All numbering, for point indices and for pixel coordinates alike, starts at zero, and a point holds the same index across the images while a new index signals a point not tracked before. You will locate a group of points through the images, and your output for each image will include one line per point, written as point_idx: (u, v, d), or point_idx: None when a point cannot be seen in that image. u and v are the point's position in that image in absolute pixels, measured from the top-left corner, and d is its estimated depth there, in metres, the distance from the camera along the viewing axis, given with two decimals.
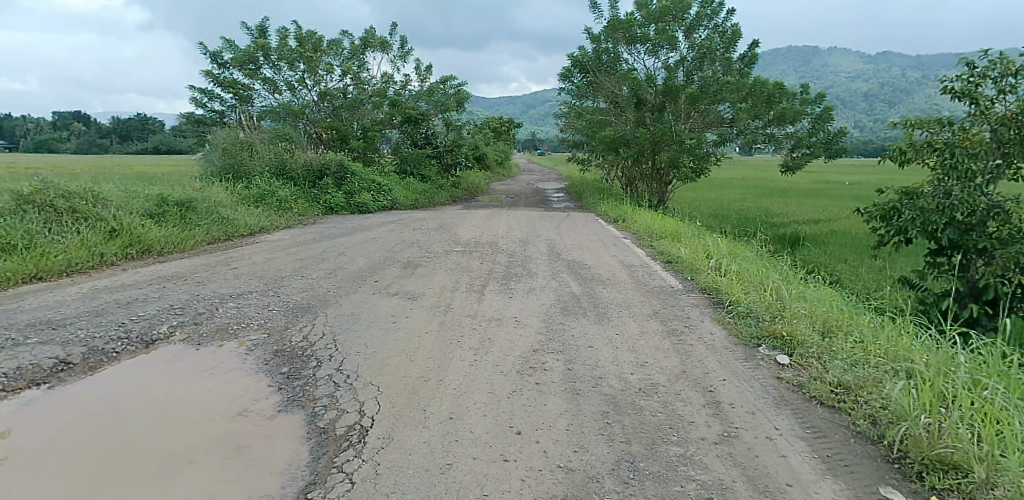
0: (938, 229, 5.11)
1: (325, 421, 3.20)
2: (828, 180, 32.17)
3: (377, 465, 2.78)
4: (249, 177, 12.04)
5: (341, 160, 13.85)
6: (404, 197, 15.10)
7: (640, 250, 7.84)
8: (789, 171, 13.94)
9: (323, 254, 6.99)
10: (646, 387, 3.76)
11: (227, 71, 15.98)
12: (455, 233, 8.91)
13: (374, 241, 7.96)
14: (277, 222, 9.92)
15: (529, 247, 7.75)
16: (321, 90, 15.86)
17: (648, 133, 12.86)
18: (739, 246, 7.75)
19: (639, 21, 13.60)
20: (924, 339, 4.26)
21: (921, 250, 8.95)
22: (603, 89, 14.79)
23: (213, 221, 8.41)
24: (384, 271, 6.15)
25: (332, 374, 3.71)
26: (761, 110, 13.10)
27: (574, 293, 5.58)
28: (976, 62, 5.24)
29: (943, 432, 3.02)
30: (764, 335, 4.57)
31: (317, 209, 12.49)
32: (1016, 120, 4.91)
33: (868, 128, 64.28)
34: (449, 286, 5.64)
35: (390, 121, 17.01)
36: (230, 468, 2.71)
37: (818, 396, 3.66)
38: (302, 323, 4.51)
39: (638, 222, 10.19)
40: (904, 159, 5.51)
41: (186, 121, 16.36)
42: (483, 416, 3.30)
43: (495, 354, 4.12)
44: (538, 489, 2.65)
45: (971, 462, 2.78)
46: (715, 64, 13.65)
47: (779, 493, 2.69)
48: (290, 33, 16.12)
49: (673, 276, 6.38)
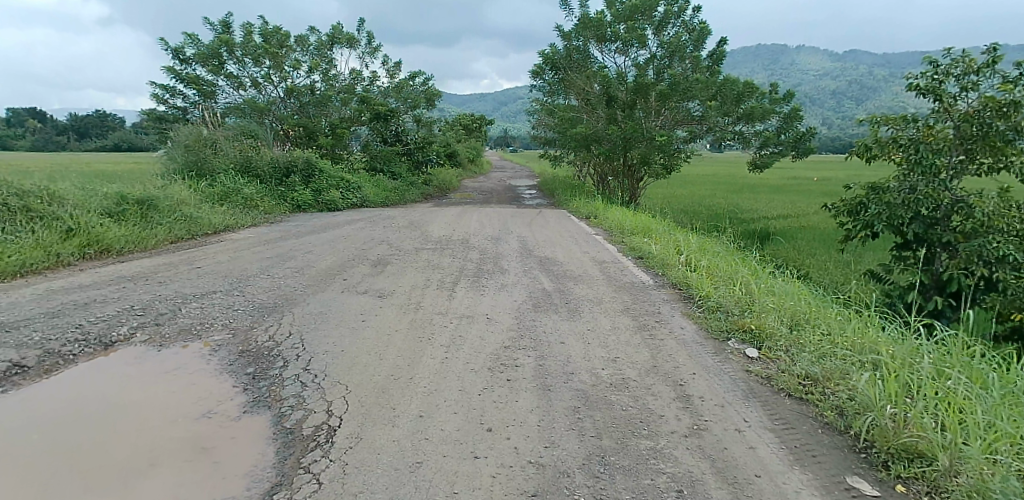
0: (904, 223, 5.19)
1: (291, 421, 3.16)
2: (795, 176, 32.68)
3: (345, 464, 2.75)
4: (214, 175, 11.83)
5: (308, 157, 13.75)
6: (374, 195, 15.03)
7: (611, 246, 7.88)
8: (758, 169, 14.03)
9: (289, 252, 6.89)
10: (616, 381, 3.78)
11: (191, 67, 15.72)
12: (425, 230, 8.88)
13: (342, 239, 7.88)
14: (243, 221, 9.75)
15: (500, 244, 7.74)
16: (288, 86, 15.85)
17: (618, 130, 12.94)
18: (710, 241, 7.81)
19: (608, 20, 13.67)
20: (890, 331, 4.34)
21: (885, 243, 9.14)
22: (574, 86, 14.85)
23: (176, 219, 8.26)
24: (353, 270, 6.08)
25: (299, 374, 3.65)
26: (729, 108, 13.26)
27: (545, 289, 5.59)
28: (939, 60, 5.29)
29: (908, 421, 3.08)
30: (734, 328, 4.62)
31: (284, 207, 12.33)
32: (978, 117, 5.00)
33: (836, 125, 65.54)
34: (419, 283, 5.60)
35: (359, 117, 17.04)
36: (195, 470, 2.66)
37: (786, 389, 3.72)
38: (269, 323, 4.44)
39: (609, 218, 10.22)
40: (870, 155, 5.58)
41: (149, 118, 16.01)
42: (454, 414, 3.27)
43: (466, 351, 4.09)
44: (507, 486, 2.63)
45: (935, 450, 2.83)
46: (684, 62, 13.75)
47: (748, 484, 2.71)
48: (255, 28, 15.93)
49: (644, 271, 6.43)
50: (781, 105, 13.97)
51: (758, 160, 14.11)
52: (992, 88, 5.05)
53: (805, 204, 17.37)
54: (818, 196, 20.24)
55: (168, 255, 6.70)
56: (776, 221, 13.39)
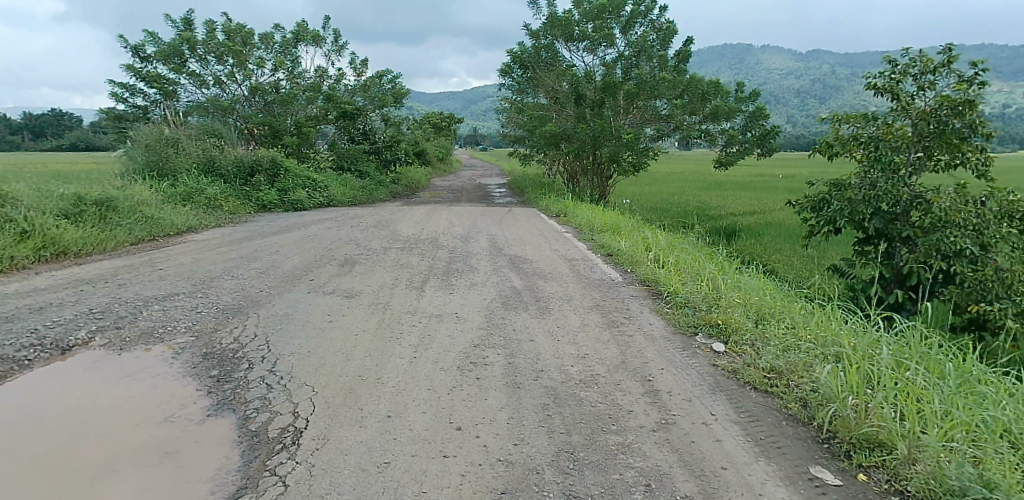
0: (865, 219, 5.31)
1: (257, 423, 3.12)
2: (762, 173, 33.21)
3: (313, 466, 2.73)
4: (176, 175, 11.59)
5: (274, 156, 13.60)
6: (341, 194, 14.95)
7: (581, 244, 7.92)
8: (724, 167, 14.22)
9: (254, 253, 6.81)
10: (586, 378, 3.81)
11: (151, 65, 15.39)
12: (394, 229, 8.82)
13: (309, 239, 7.80)
14: (207, 221, 9.59)
15: (469, 242, 7.74)
16: (252, 84, 15.61)
17: (587, 129, 13.02)
18: (678, 238, 7.92)
19: (576, 19, 13.75)
20: (852, 323, 4.45)
21: (847, 238, 9.37)
22: (543, 85, 14.86)
23: (136, 220, 8.10)
24: (320, 270, 6.02)
25: (264, 376, 3.61)
26: (695, 106, 13.44)
27: (515, 287, 5.61)
28: (898, 59, 5.43)
29: (869, 411, 3.17)
30: (701, 323, 4.70)
31: (249, 207, 12.13)
32: (934, 115, 5.14)
33: (802, 122, 66.96)
34: (388, 283, 5.57)
35: (325, 116, 16.96)
36: (159, 475, 2.62)
37: (751, 382, 3.80)
38: (234, 324, 4.38)
39: (578, 216, 10.29)
40: (833, 152, 5.70)
41: (108, 117, 15.61)
42: (423, 413, 3.27)
43: (435, 350, 4.08)
44: (477, 484, 2.64)
45: (895, 440, 2.92)
46: (651, 62, 13.89)
47: (714, 476, 2.77)
48: (217, 26, 15.66)
49: (613, 269, 6.47)
50: (745, 105, 14.15)
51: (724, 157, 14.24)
52: (948, 87, 5.19)
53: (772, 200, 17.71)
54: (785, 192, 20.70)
55: (127, 257, 6.58)
56: (743, 218, 13.61)
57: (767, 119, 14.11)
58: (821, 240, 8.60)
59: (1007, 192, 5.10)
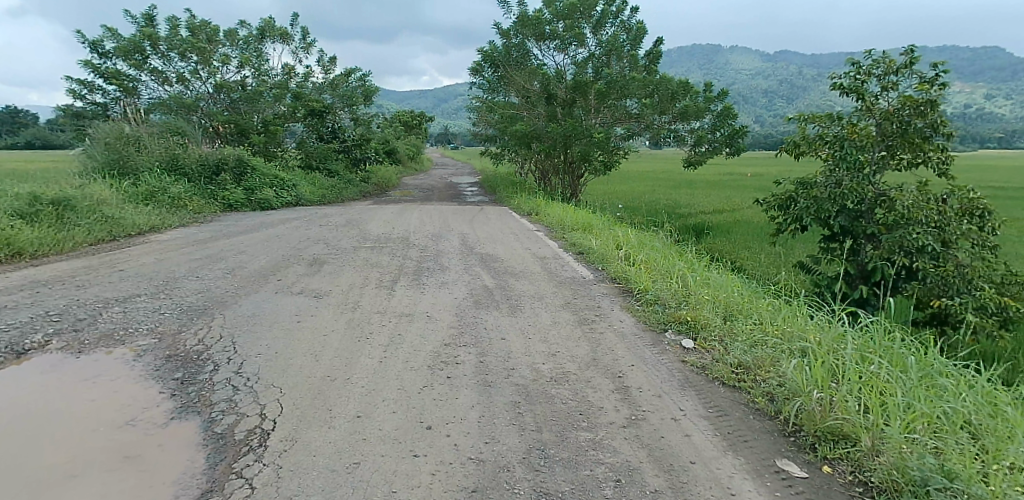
0: (830, 216, 5.42)
1: (222, 426, 3.07)
2: (730, 172, 33.85)
3: (280, 468, 2.69)
4: (138, 173, 11.34)
5: (240, 155, 13.41)
6: (309, 193, 14.83)
7: (552, 242, 7.96)
8: (693, 167, 14.09)
9: (220, 252, 6.70)
10: (557, 376, 3.83)
11: (111, 62, 15.02)
12: (364, 228, 8.76)
13: (277, 239, 7.70)
14: (170, 221, 9.40)
15: (441, 241, 7.73)
16: (217, 81, 15.33)
17: (558, 128, 13.06)
18: (649, 236, 8.00)
19: (547, 18, 13.81)
20: (818, 318, 4.54)
21: (812, 235, 9.59)
22: (513, 84, 14.82)
23: (96, 220, 7.91)
24: (287, 270, 5.94)
25: (230, 378, 3.56)
26: (665, 105, 13.60)
27: (486, 286, 5.61)
28: (861, 61, 5.54)
29: (833, 405, 3.25)
30: (670, 320, 4.75)
31: (214, 206, 11.90)
32: (898, 115, 5.26)
33: (769, 122, 68.36)
34: (357, 283, 5.52)
35: (293, 114, 16.90)
36: (120, 479, 2.56)
37: (720, 377, 3.86)
38: (198, 326, 4.30)
39: (550, 214, 10.33)
40: (799, 151, 5.81)
41: (65, 114, 15.16)
42: (393, 413, 3.26)
43: (405, 349, 4.06)
44: (447, 482, 2.63)
45: (858, 432, 2.99)
46: (622, 61, 14.03)
47: (683, 471, 2.80)
48: (180, 22, 15.39)
49: (584, 267, 6.52)
50: (715, 104, 14.11)
51: (693, 157, 14.15)
52: (910, 88, 5.30)
53: (739, 198, 18.08)
54: (752, 190, 21.12)
55: (86, 258, 6.44)
56: (711, 216, 13.81)
57: (736, 118, 13.92)
58: (787, 238, 8.76)
59: (966, 190, 5.24)
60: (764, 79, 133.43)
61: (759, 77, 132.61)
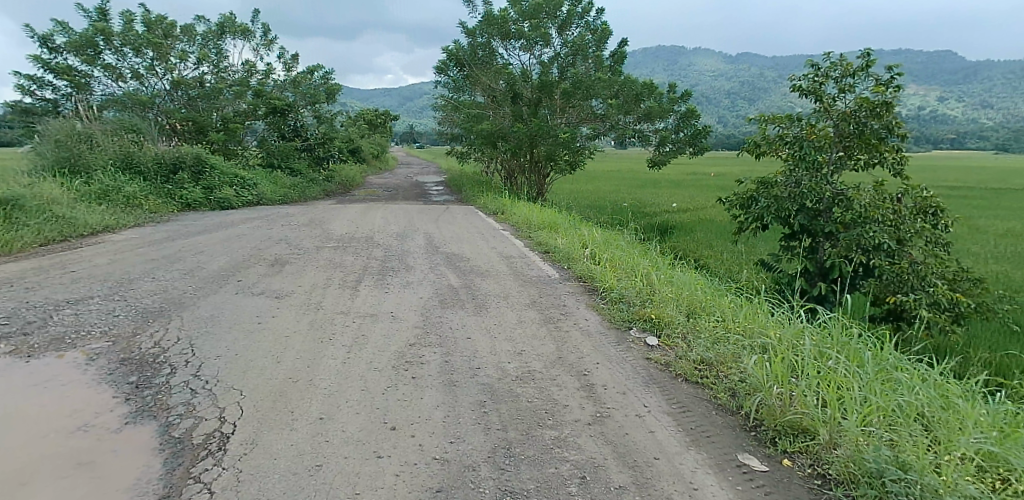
0: (791, 215, 5.54)
1: (180, 430, 3.00)
2: (694, 173, 34.43)
3: (240, 472, 2.65)
4: (91, 172, 11.01)
5: (198, 153, 13.16)
6: (271, 192, 14.58)
7: (518, 241, 7.99)
8: (658, 167, 14.02)
9: (177, 253, 6.56)
10: (522, 374, 3.85)
11: (61, 57, 14.53)
12: (327, 228, 8.67)
13: (237, 239, 7.57)
14: (126, 221, 9.16)
15: (406, 241, 7.67)
16: (174, 78, 15.03)
17: (524, 128, 13.09)
18: (614, 235, 8.07)
19: (513, 17, 13.87)
20: (778, 315, 4.65)
21: (772, 234, 9.82)
22: (480, 83, 14.87)
23: (46, 221, 7.68)
24: (248, 270, 5.84)
25: (188, 381, 3.48)
26: (629, 106, 13.73)
27: (451, 286, 5.59)
28: (820, 63, 5.66)
29: (793, 399, 3.34)
30: (635, 318, 4.82)
31: (172, 206, 11.61)
32: (854, 116, 5.41)
33: (735, 122, 69.91)
34: (320, 283, 5.46)
35: (254, 112, 16.60)
36: (71, 486, 2.48)
37: (683, 374, 3.92)
38: (155, 328, 4.20)
39: (515, 213, 10.39)
40: (760, 151, 5.93)
41: (13, 110, 14.57)
42: (356, 415, 3.23)
43: (370, 350, 4.04)
44: (412, 483, 2.62)
45: (817, 426, 3.08)
46: (587, 61, 14.13)
47: (647, 467, 2.84)
48: (135, 16, 15.01)
49: (550, 265, 6.56)
50: (678, 105, 14.22)
51: (657, 157, 14.14)
52: (867, 89, 5.44)
53: (704, 198, 18.35)
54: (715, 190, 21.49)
55: (36, 259, 6.23)
56: (676, 215, 13.99)
57: (699, 120, 14.07)
58: (749, 236, 8.94)
59: (920, 189, 5.41)
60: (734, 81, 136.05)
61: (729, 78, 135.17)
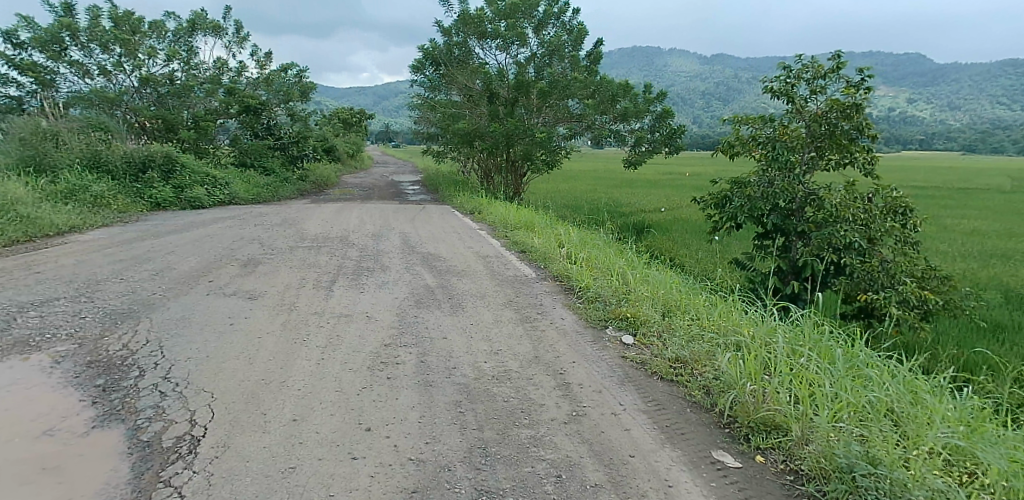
0: (764, 214, 5.62)
1: (149, 433, 2.95)
2: (670, 173, 34.83)
3: (211, 475, 2.61)
4: (56, 170, 10.78)
5: (168, 151, 12.92)
6: (244, 191, 14.38)
7: (495, 240, 8.01)
8: (633, 167, 14.10)
9: (147, 254, 6.44)
10: (498, 374, 3.85)
11: (26, 53, 14.19)
12: (302, 228, 8.60)
13: (209, 239, 7.47)
14: (93, 221, 8.97)
15: (381, 241, 7.63)
16: (142, 75, 14.77)
17: (501, 128, 13.08)
18: (590, 235, 8.10)
19: (489, 16, 13.89)
20: (752, 313, 4.71)
21: (745, 233, 9.99)
22: (456, 82, 14.84)
23: (9, 221, 7.49)
24: (220, 270, 5.77)
25: (158, 383, 3.43)
26: (605, 106, 13.78)
27: (428, 286, 5.58)
28: (792, 65, 5.75)
29: (766, 396, 3.39)
30: (611, 317, 4.85)
31: (141, 205, 11.40)
32: (825, 118, 5.50)
33: (712, 121, 70.79)
34: (294, 283, 5.41)
35: (226, 110, 16.35)
36: (35, 492, 2.43)
37: (658, 372, 3.96)
38: (123, 330, 4.13)
39: (492, 213, 10.41)
40: (734, 152, 6.01)
41: None
42: (330, 416, 3.21)
43: (344, 350, 4.01)
44: (387, 484, 2.61)
45: (789, 422, 3.13)
46: (563, 62, 14.16)
47: (623, 465, 2.86)
48: (102, 11, 14.70)
49: (527, 265, 6.58)
50: (654, 105, 14.21)
51: (634, 157, 14.11)
52: (838, 91, 5.54)
53: (679, 198, 18.53)
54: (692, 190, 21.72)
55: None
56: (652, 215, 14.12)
57: (674, 119, 14.11)
58: (723, 236, 9.07)
59: (890, 189, 5.52)
60: (714, 81, 137.57)
61: (709, 79, 136.67)
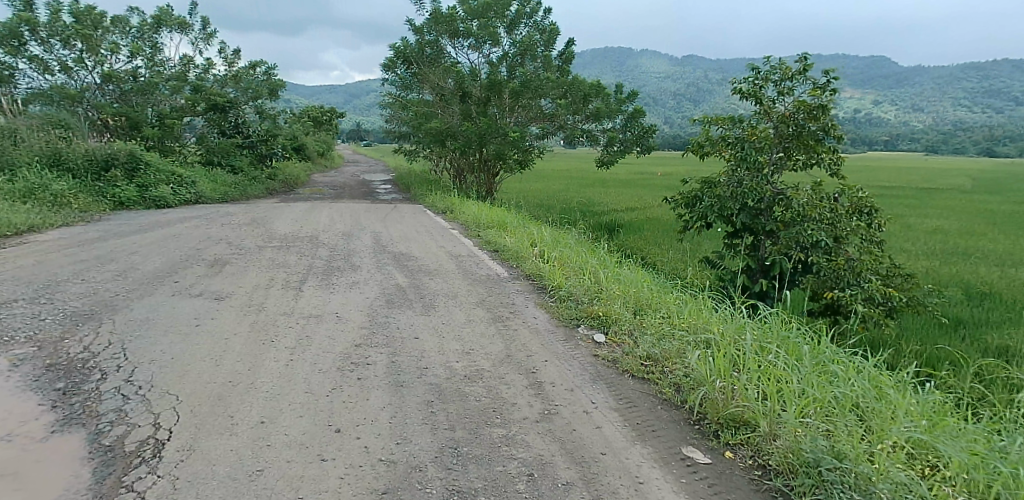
0: (733, 214, 5.71)
1: (111, 437, 2.89)
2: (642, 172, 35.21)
3: (176, 479, 2.57)
4: (14, 169, 10.49)
5: (132, 150, 12.65)
6: (211, 190, 14.09)
7: (467, 239, 8.01)
8: (605, 166, 14.16)
9: (109, 254, 6.30)
10: (470, 373, 3.85)
11: None
12: (270, 227, 8.50)
13: (174, 239, 7.32)
14: (53, 220, 8.73)
15: (352, 240, 7.57)
16: (105, 72, 14.66)
17: (473, 127, 13.12)
18: (563, 234, 8.14)
19: (461, 16, 13.91)
20: (722, 310, 4.79)
21: (714, 232, 10.15)
22: (427, 82, 14.83)
23: None
24: (185, 271, 5.67)
25: (120, 386, 3.36)
26: (578, 106, 13.83)
27: (399, 285, 5.56)
28: (760, 67, 5.85)
29: (735, 393, 3.45)
30: (583, 315, 4.89)
31: (104, 204, 11.14)
32: (793, 118, 5.61)
33: (685, 122, 71.76)
34: (262, 283, 5.34)
35: (192, 108, 16.06)
36: None
37: (629, 370, 4.00)
38: (84, 332, 4.03)
39: (464, 212, 10.40)
40: (704, 152, 6.09)
41: None
42: (299, 417, 3.18)
43: (313, 351, 3.98)
44: (357, 486, 2.59)
45: (757, 418, 3.19)
46: (535, 62, 14.23)
47: (594, 462, 2.89)
48: (62, 5, 14.34)
49: (499, 264, 6.60)
50: (625, 105, 14.34)
51: (605, 157, 14.21)
52: (804, 93, 5.65)
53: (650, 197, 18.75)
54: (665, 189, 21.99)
55: None
56: (623, 214, 14.32)
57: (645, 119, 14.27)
58: (693, 235, 9.22)
59: (855, 189, 5.65)
60: (690, 81, 139.23)
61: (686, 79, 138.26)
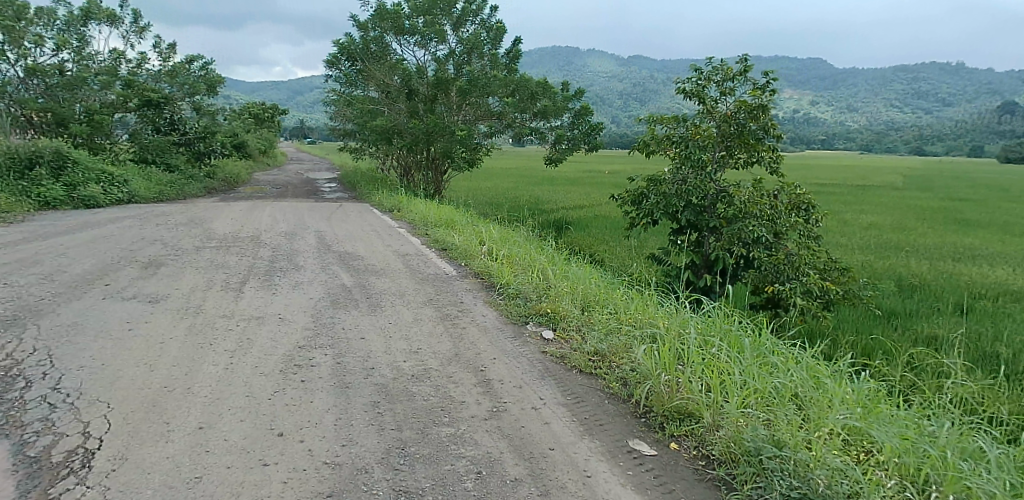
0: (678, 211, 5.85)
1: (37, 448, 2.77)
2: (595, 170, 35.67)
3: (108, 488, 2.48)
4: None
5: (57, 146, 12.18)
6: (145, 189, 13.47)
7: (414, 238, 7.95)
8: (554, 164, 14.08)
9: (33, 256, 6.00)
10: (418, 373, 3.85)
11: None
12: (208, 227, 8.25)
13: (104, 240, 7.04)
14: None
15: (295, 240, 7.43)
16: (29, 66, 14.08)
17: (420, 125, 13.11)
18: (511, 232, 8.18)
19: (406, 13, 13.81)
20: (666, 305, 4.91)
21: (660, 230, 10.38)
22: (373, 78, 14.73)
23: None
24: (116, 273, 5.46)
25: (46, 394, 3.22)
26: (525, 105, 13.81)
27: (344, 285, 5.49)
28: (703, 67, 6.01)
29: (680, 386, 3.54)
30: (531, 312, 4.95)
31: (28, 204, 10.59)
32: (734, 118, 5.80)
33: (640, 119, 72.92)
34: (200, 285, 5.19)
35: (124, 103, 15.49)
36: None
37: (577, 366, 4.06)
38: (7, 339, 3.84)
39: (412, 211, 10.31)
40: (650, 150, 6.21)
41: None
42: (241, 422, 3.12)
43: (255, 354, 3.90)
44: (300, 489, 2.56)
45: (701, 410, 3.29)
46: (483, 59, 14.19)
47: (542, 458, 2.93)
48: None
49: (446, 262, 6.59)
50: (572, 103, 14.17)
51: (555, 154, 13.92)
52: (745, 93, 5.84)
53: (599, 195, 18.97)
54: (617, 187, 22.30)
55: None
56: (572, 211, 14.49)
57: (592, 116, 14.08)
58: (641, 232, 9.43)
59: (794, 186, 5.87)
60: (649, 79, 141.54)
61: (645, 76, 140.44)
